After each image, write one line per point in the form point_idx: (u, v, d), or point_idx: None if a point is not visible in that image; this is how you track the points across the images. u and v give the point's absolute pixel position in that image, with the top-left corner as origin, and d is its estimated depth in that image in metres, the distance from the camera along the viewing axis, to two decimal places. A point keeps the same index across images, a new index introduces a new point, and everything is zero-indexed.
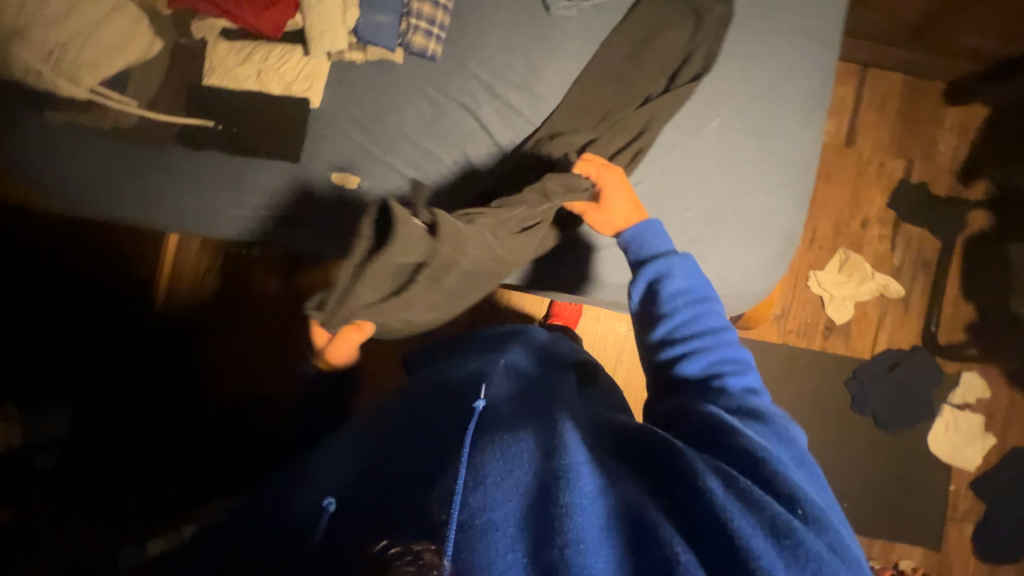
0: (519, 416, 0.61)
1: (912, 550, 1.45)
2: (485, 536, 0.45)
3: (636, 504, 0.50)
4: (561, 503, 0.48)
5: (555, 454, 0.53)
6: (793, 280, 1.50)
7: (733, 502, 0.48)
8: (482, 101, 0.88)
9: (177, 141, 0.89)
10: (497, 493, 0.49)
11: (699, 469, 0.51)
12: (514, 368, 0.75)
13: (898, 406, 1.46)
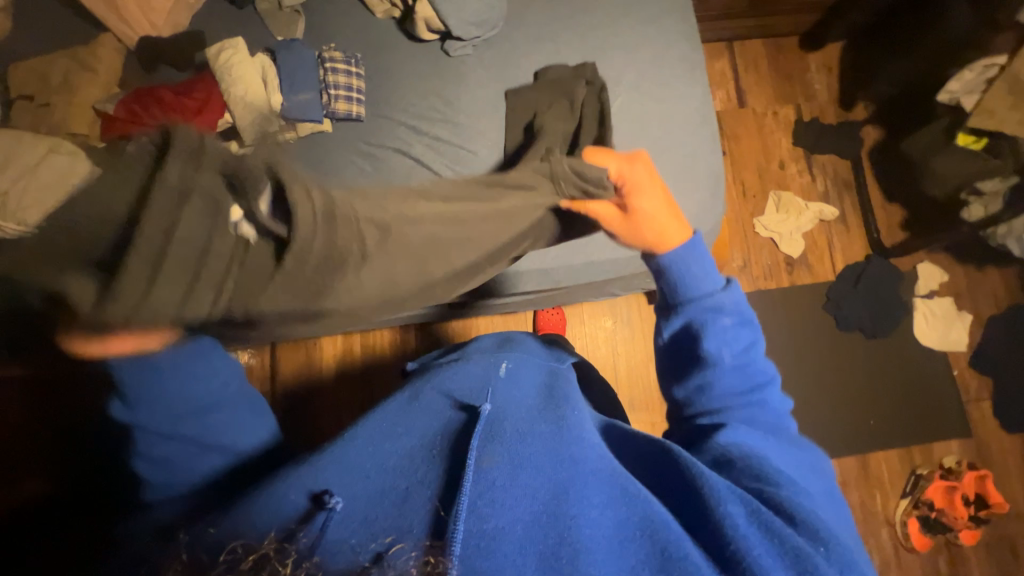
0: (527, 418, 0.68)
1: (947, 443, 1.48)
2: (494, 540, 0.51)
3: (646, 514, 0.56)
4: (570, 515, 0.55)
5: (562, 464, 0.60)
6: (742, 232, 1.61)
7: (752, 528, 0.53)
8: (413, 141, 0.96)
9: None
10: (506, 497, 0.56)
11: (717, 493, 0.55)
12: (517, 375, 0.78)
13: (876, 313, 1.54)
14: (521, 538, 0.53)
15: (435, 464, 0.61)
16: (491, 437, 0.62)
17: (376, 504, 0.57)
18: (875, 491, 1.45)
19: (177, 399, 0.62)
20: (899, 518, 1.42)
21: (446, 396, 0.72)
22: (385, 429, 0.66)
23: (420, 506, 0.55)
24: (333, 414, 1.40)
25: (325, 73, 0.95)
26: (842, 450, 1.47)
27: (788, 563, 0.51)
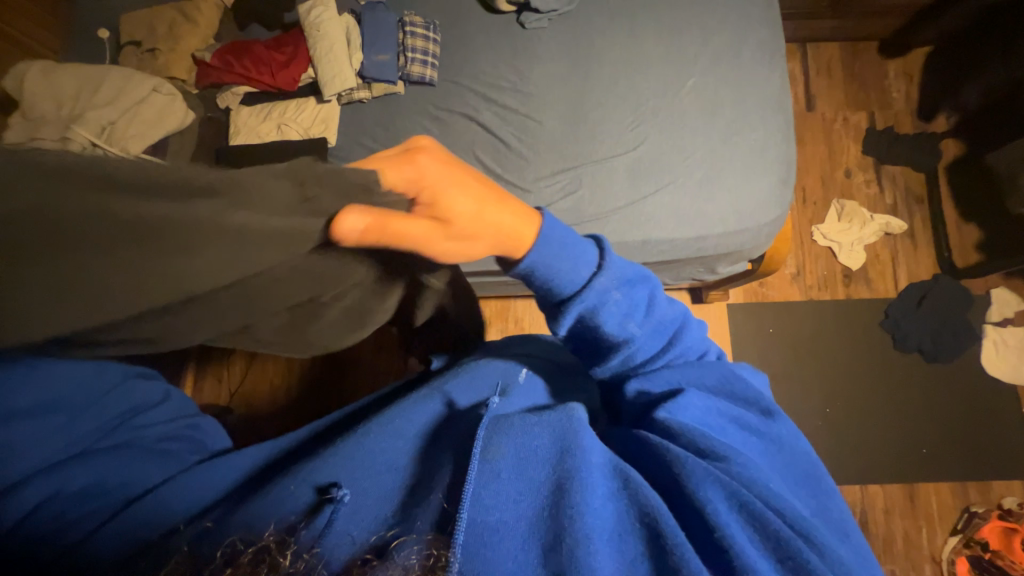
0: (534, 411, 0.62)
1: (1008, 482, 1.37)
2: (495, 535, 0.50)
3: (644, 503, 0.50)
4: (572, 505, 0.50)
5: (564, 454, 0.54)
6: (798, 239, 1.56)
7: (741, 525, 0.48)
8: (481, 108, 0.98)
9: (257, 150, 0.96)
10: (508, 494, 0.52)
11: (697, 480, 0.49)
12: (534, 381, 0.74)
13: (942, 335, 1.45)
14: (518, 537, 0.50)
15: (445, 462, 0.58)
16: (495, 429, 0.57)
17: (385, 503, 0.57)
18: (922, 525, 1.36)
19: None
20: (946, 557, 1.33)
21: (447, 396, 0.71)
22: (393, 422, 0.66)
23: (423, 503, 0.55)
24: (369, 380, 1.44)
25: (405, 36, 0.99)
26: (887, 476, 1.40)
27: (773, 558, 0.46)
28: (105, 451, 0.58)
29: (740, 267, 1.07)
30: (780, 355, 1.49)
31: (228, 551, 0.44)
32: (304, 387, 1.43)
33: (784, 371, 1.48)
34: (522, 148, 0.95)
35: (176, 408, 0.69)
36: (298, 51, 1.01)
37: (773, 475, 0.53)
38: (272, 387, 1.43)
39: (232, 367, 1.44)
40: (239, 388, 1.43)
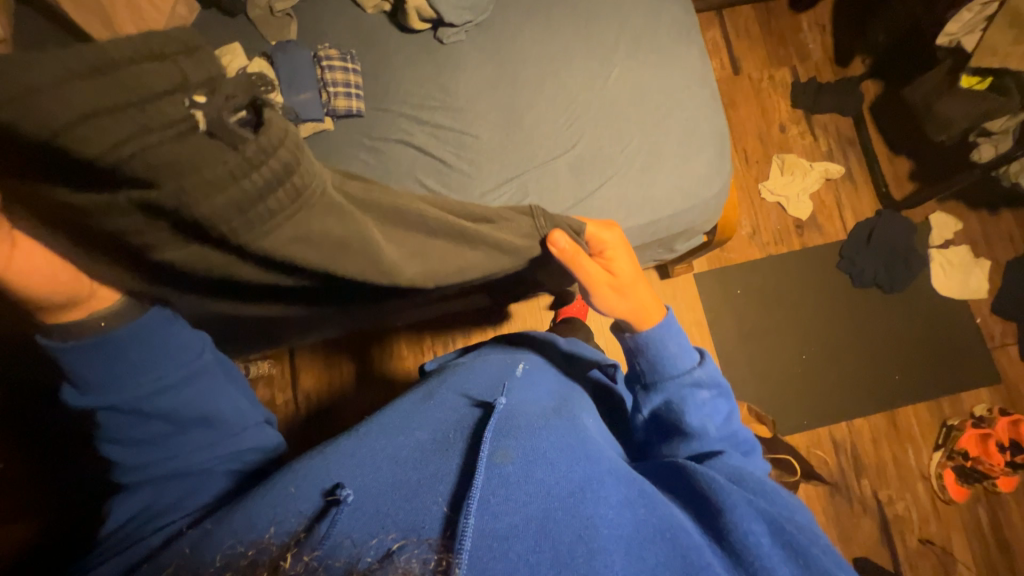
0: (541, 419, 0.67)
1: (976, 391, 1.46)
2: (506, 537, 0.49)
3: (668, 518, 0.57)
4: (589, 514, 0.53)
5: (580, 463, 0.60)
6: (748, 199, 1.61)
7: (773, 547, 0.57)
8: (415, 132, 0.97)
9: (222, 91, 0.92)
10: (516, 495, 0.54)
11: (730, 505, 0.59)
12: (525, 380, 0.80)
13: (893, 267, 1.52)
14: (532, 538, 0.50)
15: (448, 459, 0.60)
16: (505, 435, 0.62)
17: (385, 497, 0.55)
18: (907, 447, 1.44)
19: (142, 368, 0.59)
20: (933, 472, 1.40)
21: (462, 396, 0.74)
22: (399, 427, 0.68)
23: (424, 501, 0.54)
24: (356, 418, 1.41)
25: (322, 71, 0.95)
26: (869, 407, 1.47)
27: (798, 570, 0.55)
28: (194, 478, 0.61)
29: (697, 241, 1.09)
30: (751, 313, 1.54)
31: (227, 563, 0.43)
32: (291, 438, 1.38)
33: (759, 328, 1.53)
34: (464, 164, 0.94)
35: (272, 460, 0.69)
36: None
37: (789, 505, 0.64)
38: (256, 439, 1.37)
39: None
40: None
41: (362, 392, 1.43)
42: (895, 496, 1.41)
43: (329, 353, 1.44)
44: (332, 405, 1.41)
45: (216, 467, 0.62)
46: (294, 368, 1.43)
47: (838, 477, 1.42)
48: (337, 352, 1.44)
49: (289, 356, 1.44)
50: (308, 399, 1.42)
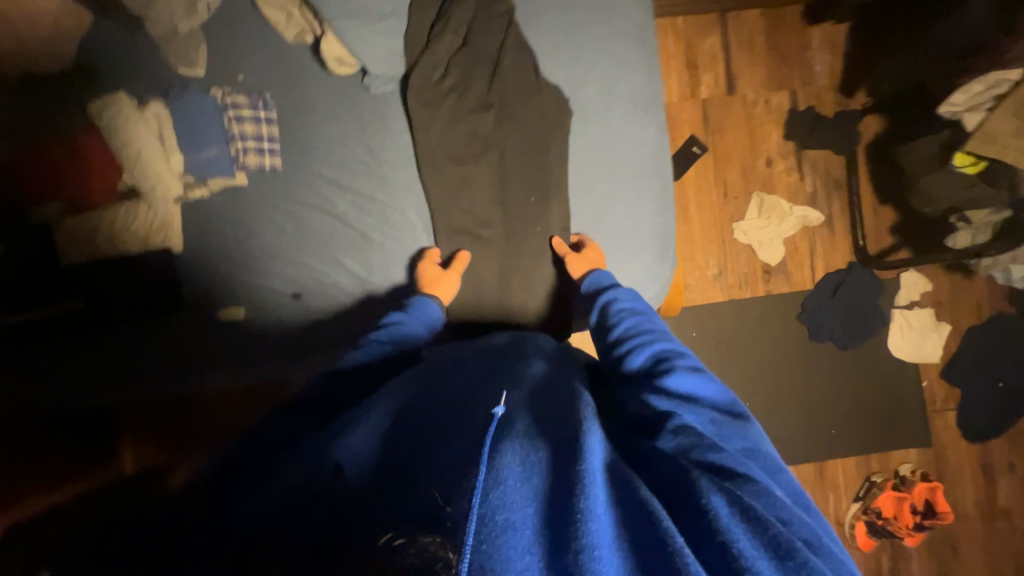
0: (542, 410, 0.56)
1: (905, 452, 1.51)
2: (503, 534, 0.39)
3: (647, 507, 0.44)
4: (579, 506, 0.42)
5: (576, 453, 0.48)
6: (718, 238, 1.53)
7: (739, 519, 0.44)
8: (335, 199, 0.88)
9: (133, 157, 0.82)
10: (516, 493, 0.42)
11: (704, 483, 0.47)
12: (546, 371, 0.67)
13: (851, 324, 1.50)
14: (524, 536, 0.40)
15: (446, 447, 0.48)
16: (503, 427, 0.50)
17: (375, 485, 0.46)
18: (829, 495, 1.50)
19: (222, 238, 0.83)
20: (847, 521, 1.49)
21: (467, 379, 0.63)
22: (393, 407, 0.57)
23: (417, 493, 0.43)
24: None
25: (229, 121, 0.85)
26: (801, 457, 1.52)
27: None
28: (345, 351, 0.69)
29: None
30: (703, 356, 1.53)
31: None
32: None
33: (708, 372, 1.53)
34: (386, 241, 0.87)
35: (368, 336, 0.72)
36: (105, 153, 0.86)
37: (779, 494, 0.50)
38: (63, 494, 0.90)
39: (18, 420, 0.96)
40: None
41: None
42: None
43: None
44: None
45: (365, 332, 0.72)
46: None
47: None
48: None
49: None
50: None
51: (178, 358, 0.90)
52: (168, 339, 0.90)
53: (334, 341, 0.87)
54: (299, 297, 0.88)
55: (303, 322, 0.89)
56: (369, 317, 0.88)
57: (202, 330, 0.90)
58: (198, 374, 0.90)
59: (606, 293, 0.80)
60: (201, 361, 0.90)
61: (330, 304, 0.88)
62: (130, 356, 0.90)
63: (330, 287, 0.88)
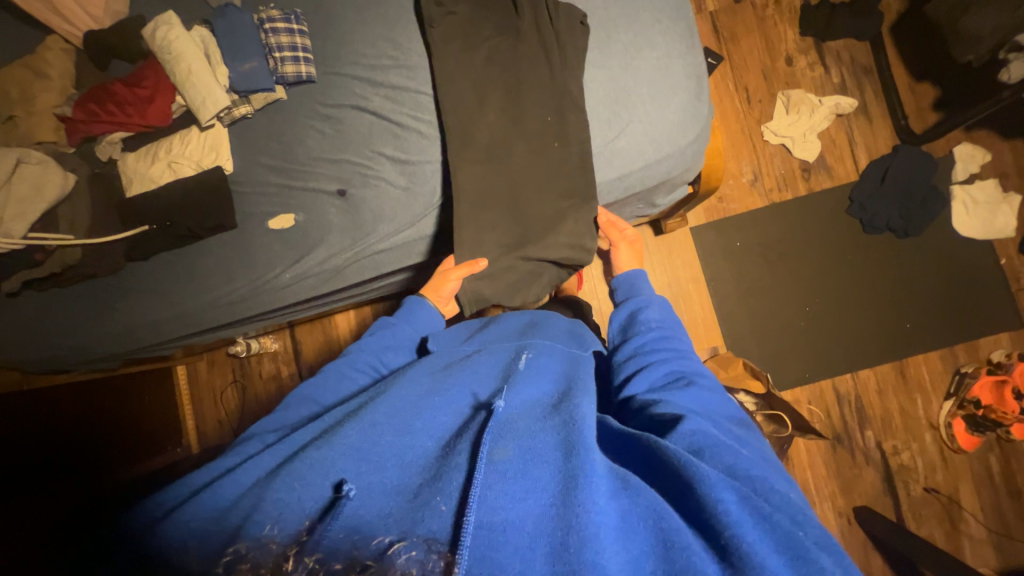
0: (540, 415, 0.59)
1: (996, 338, 1.38)
2: (504, 534, 0.43)
3: (651, 502, 0.48)
4: (578, 504, 0.45)
5: (572, 454, 0.51)
6: (749, 144, 1.49)
7: (745, 514, 0.45)
8: (368, 95, 0.92)
9: (184, 67, 0.89)
10: (516, 493, 0.47)
11: (718, 477, 0.48)
12: (533, 365, 0.70)
13: (910, 209, 1.40)
14: (528, 534, 0.44)
15: (452, 453, 0.53)
16: (499, 431, 0.53)
17: (394, 494, 0.49)
18: (916, 396, 1.38)
19: (245, 265, 0.96)
20: (943, 420, 1.35)
21: (470, 392, 0.64)
22: (401, 417, 0.58)
23: (431, 495, 0.47)
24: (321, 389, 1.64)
25: (266, 35, 0.91)
26: (877, 358, 1.41)
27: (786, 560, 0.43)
28: (338, 363, 0.74)
29: (680, 192, 1.02)
30: (751, 265, 1.46)
31: (229, 561, 0.40)
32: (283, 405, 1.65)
33: (759, 283, 1.46)
34: (419, 126, 0.90)
35: (372, 355, 0.77)
36: (159, 79, 0.93)
37: (767, 475, 0.52)
38: (217, 417, 1.67)
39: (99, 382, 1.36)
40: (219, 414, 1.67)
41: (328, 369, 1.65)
42: (900, 446, 1.37)
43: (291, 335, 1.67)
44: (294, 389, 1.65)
45: (362, 361, 0.75)
46: (256, 360, 1.67)
47: (840, 431, 1.39)
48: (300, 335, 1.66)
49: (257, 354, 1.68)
50: (310, 367, 1.65)
51: (242, 277, 0.96)
52: (233, 255, 0.96)
53: (385, 229, 0.91)
54: (345, 194, 0.92)
55: (351, 216, 0.92)
56: (415, 201, 0.90)
57: (263, 243, 0.95)
58: (267, 291, 0.95)
59: (637, 305, 0.86)
60: (266, 277, 0.95)
61: (375, 194, 0.90)
62: (200, 271, 0.96)
63: (372, 178, 0.91)
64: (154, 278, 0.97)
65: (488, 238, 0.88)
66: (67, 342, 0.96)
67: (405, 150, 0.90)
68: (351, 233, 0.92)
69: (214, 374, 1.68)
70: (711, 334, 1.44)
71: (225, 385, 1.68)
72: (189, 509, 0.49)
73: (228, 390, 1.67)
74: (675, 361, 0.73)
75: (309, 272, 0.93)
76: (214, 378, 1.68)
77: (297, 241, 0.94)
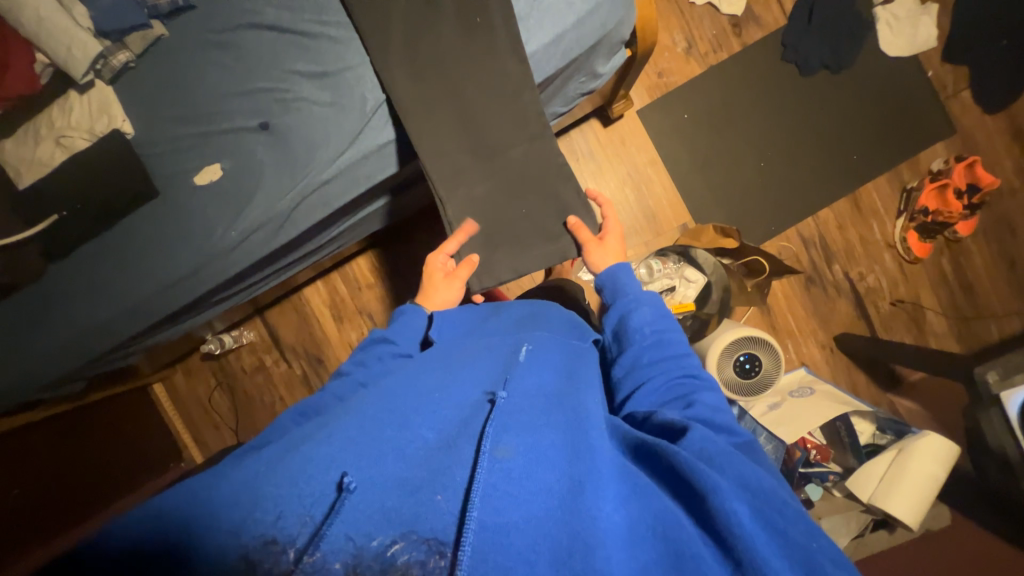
0: (544, 409, 0.58)
1: (935, 149, 1.45)
2: (506, 536, 0.42)
3: (662, 511, 0.49)
4: (587, 512, 0.45)
5: (578, 461, 0.51)
6: (676, 10, 1.44)
7: (752, 523, 0.46)
8: (260, 10, 0.84)
9: (27, 15, 0.76)
10: (514, 504, 0.45)
11: (726, 485, 0.49)
12: (533, 358, 0.68)
13: (838, 40, 1.42)
14: (532, 535, 0.43)
15: (454, 452, 0.50)
16: (504, 426, 0.53)
17: (395, 491, 0.46)
18: (872, 222, 1.46)
19: (191, 237, 0.86)
20: (898, 237, 1.44)
21: (471, 386, 0.62)
22: (402, 415, 0.56)
23: (435, 496, 0.45)
24: (310, 369, 1.59)
25: None
26: (833, 196, 1.47)
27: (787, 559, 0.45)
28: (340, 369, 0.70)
29: (620, 57, 0.98)
30: (702, 135, 1.46)
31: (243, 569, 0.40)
32: (278, 393, 1.60)
33: (713, 150, 1.47)
34: (325, 29, 0.83)
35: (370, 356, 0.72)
36: (1, 38, 0.79)
37: (772, 487, 0.53)
38: (212, 423, 1.61)
39: (74, 415, 1.27)
40: (212, 422, 1.61)
41: (313, 350, 1.59)
42: (865, 272, 1.46)
43: (265, 322, 1.59)
44: (283, 377, 1.60)
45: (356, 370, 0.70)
46: (236, 356, 1.60)
47: (811, 271, 1.47)
48: (275, 319, 1.59)
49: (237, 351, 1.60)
50: (293, 350, 1.60)
51: (188, 247, 0.86)
52: (171, 225, 0.86)
53: (327, 153, 0.83)
54: (268, 126, 0.84)
55: (280, 150, 0.84)
56: (347, 115, 0.83)
57: (200, 205, 0.86)
58: (224, 269, 0.88)
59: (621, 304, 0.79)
60: (220, 247, 0.86)
61: (301, 119, 0.83)
62: (136, 250, 0.87)
63: (290, 103, 0.83)
64: (87, 271, 0.87)
65: (441, 137, 0.84)
66: (13, 363, 0.87)
67: (318, 61, 0.83)
68: (291, 167, 0.84)
69: (195, 383, 1.60)
70: (678, 213, 1.46)
71: (210, 391, 1.60)
72: (215, 488, 0.48)
73: (215, 394, 1.60)
74: (676, 365, 0.68)
75: (257, 223, 0.85)
76: (195, 387, 1.61)
77: (246, 197, 0.85)
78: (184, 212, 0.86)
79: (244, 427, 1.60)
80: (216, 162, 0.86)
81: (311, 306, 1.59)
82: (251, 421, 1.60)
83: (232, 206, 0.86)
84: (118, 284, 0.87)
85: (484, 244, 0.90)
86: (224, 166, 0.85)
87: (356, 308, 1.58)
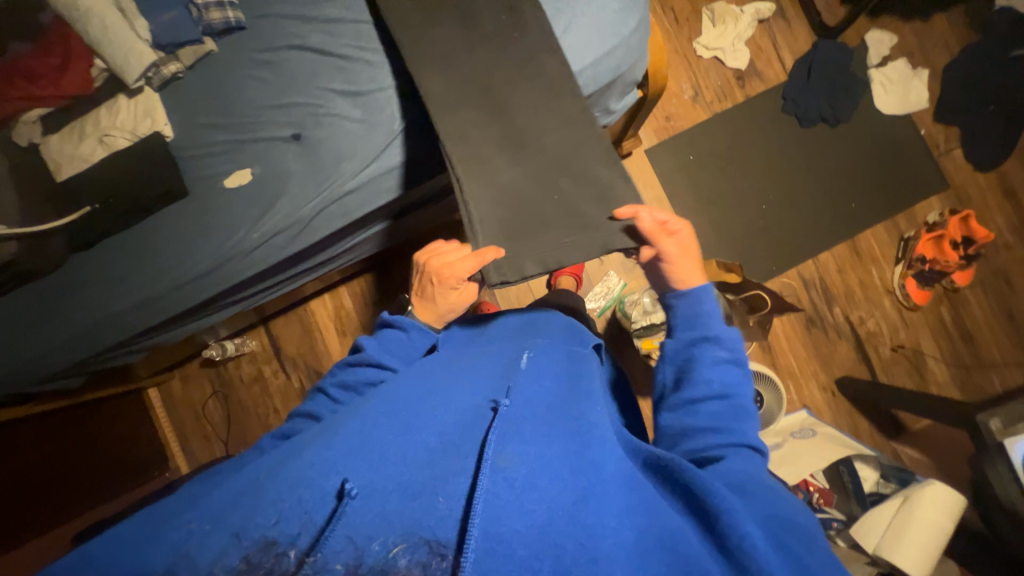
0: (547, 416, 0.57)
1: (930, 201, 1.51)
2: (510, 547, 0.41)
3: (672, 525, 0.48)
4: (591, 524, 0.45)
5: (582, 471, 0.50)
6: (684, 61, 1.55)
7: (769, 549, 0.46)
8: (304, 33, 0.91)
9: (94, 28, 0.84)
10: (521, 514, 0.44)
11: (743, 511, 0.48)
12: (537, 367, 0.68)
13: (836, 97, 1.51)
14: (537, 544, 0.42)
15: (455, 454, 0.50)
16: (506, 433, 0.51)
17: (394, 493, 0.46)
18: (870, 267, 1.50)
19: (213, 237, 0.89)
20: (897, 283, 1.47)
21: (473, 391, 0.61)
22: (405, 419, 0.56)
23: (436, 499, 0.45)
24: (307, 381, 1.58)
25: None
26: (832, 240, 1.51)
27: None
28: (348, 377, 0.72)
29: (631, 96, 1.06)
30: (706, 176, 1.53)
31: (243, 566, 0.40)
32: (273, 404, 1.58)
33: (717, 191, 1.53)
34: (362, 53, 0.89)
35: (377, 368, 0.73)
36: (67, 46, 0.86)
37: (790, 510, 0.52)
38: (202, 432, 1.58)
39: (70, 412, 1.26)
40: (203, 431, 1.58)
41: (313, 362, 1.59)
42: (865, 316, 1.48)
43: (269, 331, 1.60)
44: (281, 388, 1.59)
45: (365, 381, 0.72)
46: (235, 365, 1.59)
47: (811, 311, 1.49)
48: (278, 329, 1.60)
49: (237, 359, 1.60)
50: (293, 361, 1.59)
51: (210, 246, 0.89)
52: (196, 224, 0.90)
53: (352, 164, 0.88)
54: (300, 137, 0.89)
55: (308, 159, 0.89)
56: (375, 130, 0.88)
57: (225, 207, 0.90)
58: (241, 269, 0.91)
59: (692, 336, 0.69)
60: (239, 248, 0.89)
61: (331, 132, 0.88)
62: (159, 245, 0.90)
63: (323, 117, 0.89)
64: (107, 264, 0.90)
65: (467, 126, 0.80)
66: (23, 351, 0.88)
67: (353, 82, 0.89)
68: (316, 175, 0.89)
69: (191, 389, 1.59)
70: None
71: (204, 399, 1.59)
72: (225, 491, 0.50)
73: (209, 402, 1.59)
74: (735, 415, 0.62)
75: (277, 226, 0.89)
76: (190, 394, 1.59)
77: (269, 202, 0.89)
78: (207, 214, 0.90)
79: (235, 438, 1.57)
80: (246, 168, 0.90)
81: (316, 317, 1.60)
82: (243, 433, 1.57)
83: (255, 211, 0.89)
84: (136, 278, 0.90)
85: (506, 226, 0.75)
86: (253, 172, 0.90)
87: (359, 322, 1.59)
